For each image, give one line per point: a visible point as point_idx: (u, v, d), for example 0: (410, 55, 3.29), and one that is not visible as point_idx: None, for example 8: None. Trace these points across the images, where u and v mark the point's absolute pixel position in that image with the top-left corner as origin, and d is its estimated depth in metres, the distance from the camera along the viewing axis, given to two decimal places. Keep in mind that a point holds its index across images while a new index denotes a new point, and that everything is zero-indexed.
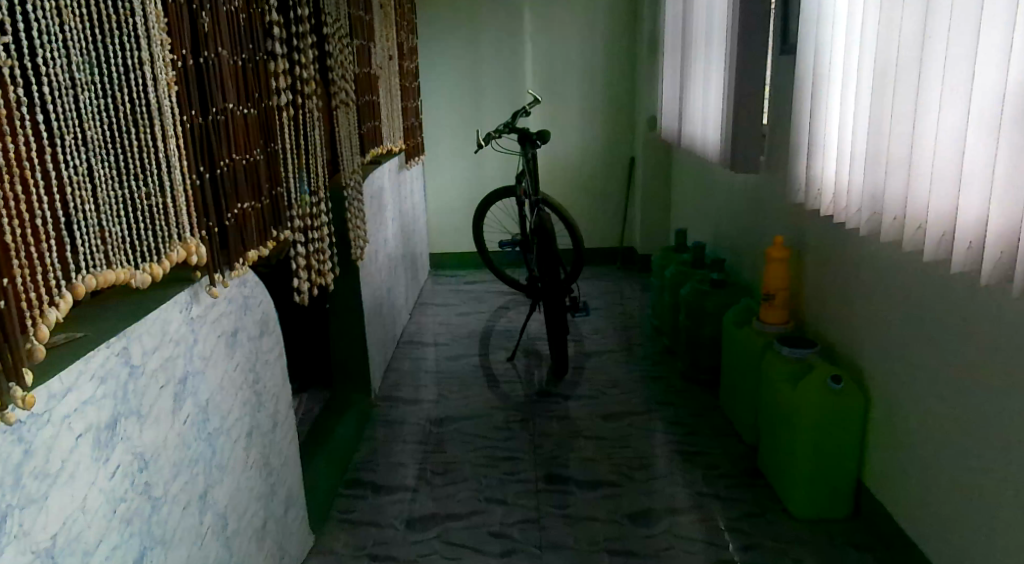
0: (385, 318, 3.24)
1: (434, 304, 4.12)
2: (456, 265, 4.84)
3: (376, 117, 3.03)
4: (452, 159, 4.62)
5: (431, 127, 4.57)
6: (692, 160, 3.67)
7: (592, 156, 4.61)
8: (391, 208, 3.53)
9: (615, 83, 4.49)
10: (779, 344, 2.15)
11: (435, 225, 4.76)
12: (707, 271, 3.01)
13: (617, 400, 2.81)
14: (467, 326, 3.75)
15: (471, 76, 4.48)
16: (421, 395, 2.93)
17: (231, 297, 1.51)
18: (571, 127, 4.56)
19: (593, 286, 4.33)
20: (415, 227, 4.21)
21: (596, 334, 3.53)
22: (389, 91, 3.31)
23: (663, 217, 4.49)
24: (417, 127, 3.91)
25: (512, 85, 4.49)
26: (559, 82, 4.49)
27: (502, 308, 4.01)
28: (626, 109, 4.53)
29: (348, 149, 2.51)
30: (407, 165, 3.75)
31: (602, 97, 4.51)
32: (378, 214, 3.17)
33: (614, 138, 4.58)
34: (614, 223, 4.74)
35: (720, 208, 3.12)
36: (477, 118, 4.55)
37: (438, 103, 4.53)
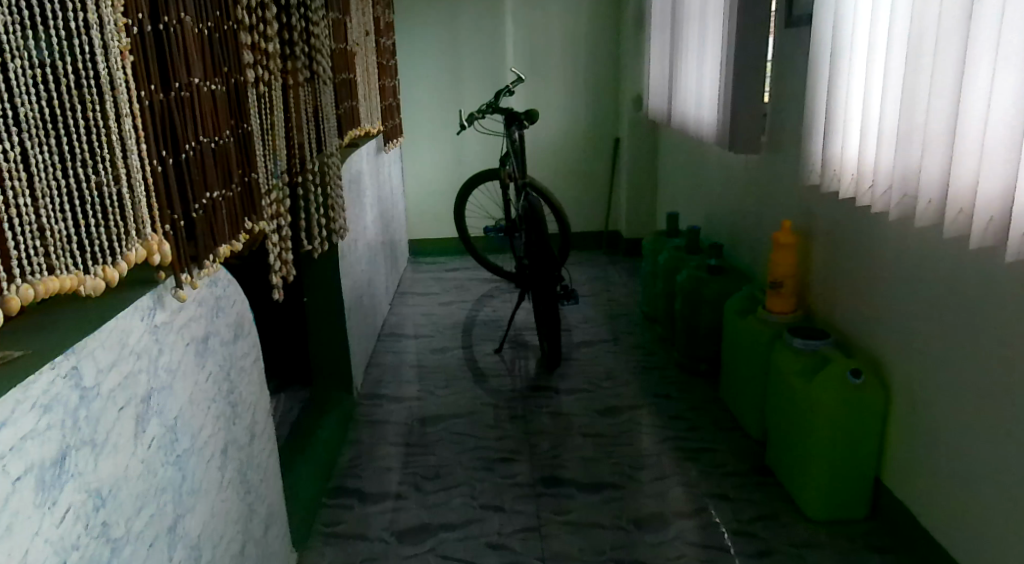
0: (367, 309, 3.08)
1: (415, 293, 3.96)
2: (437, 252, 4.68)
3: (353, 96, 2.84)
4: (430, 142, 4.44)
5: (407, 109, 4.38)
6: (683, 140, 3.53)
7: (576, 138, 4.46)
8: (370, 193, 3.35)
9: (599, 62, 4.33)
10: (790, 335, 2.01)
11: (413, 211, 4.59)
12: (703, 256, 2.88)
13: (613, 394, 2.68)
14: (450, 317, 3.59)
15: (449, 56, 4.29)
16: (406, 393, 2.78)
17: (202, 299, 1.34)
18: (554, 107, 4.40)
19: (579, 272, 4.19)
20: (393, 213, 4.04)
21: (585, 323, 3.39)
22: (366, 70, 3.13)
23: (650, 200, 4.37)
24: (394, 108, 3.74)
25: (492, 64, 4.31)
26: (541, 60, 4.31)
27: (486, 296, 3.85)
28: (611, 89, 4.38)
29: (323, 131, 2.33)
30: (386, 148, 3.55)
31: (587, 77, 4.35)
32: (357, 200, 2.99)
33: (599, 118, 4.43)
34: (599, 206, 4.60)
35: (715, 191, 2.99)
36: (455, 99, 4.36)
37: (414, 84, 4.34)
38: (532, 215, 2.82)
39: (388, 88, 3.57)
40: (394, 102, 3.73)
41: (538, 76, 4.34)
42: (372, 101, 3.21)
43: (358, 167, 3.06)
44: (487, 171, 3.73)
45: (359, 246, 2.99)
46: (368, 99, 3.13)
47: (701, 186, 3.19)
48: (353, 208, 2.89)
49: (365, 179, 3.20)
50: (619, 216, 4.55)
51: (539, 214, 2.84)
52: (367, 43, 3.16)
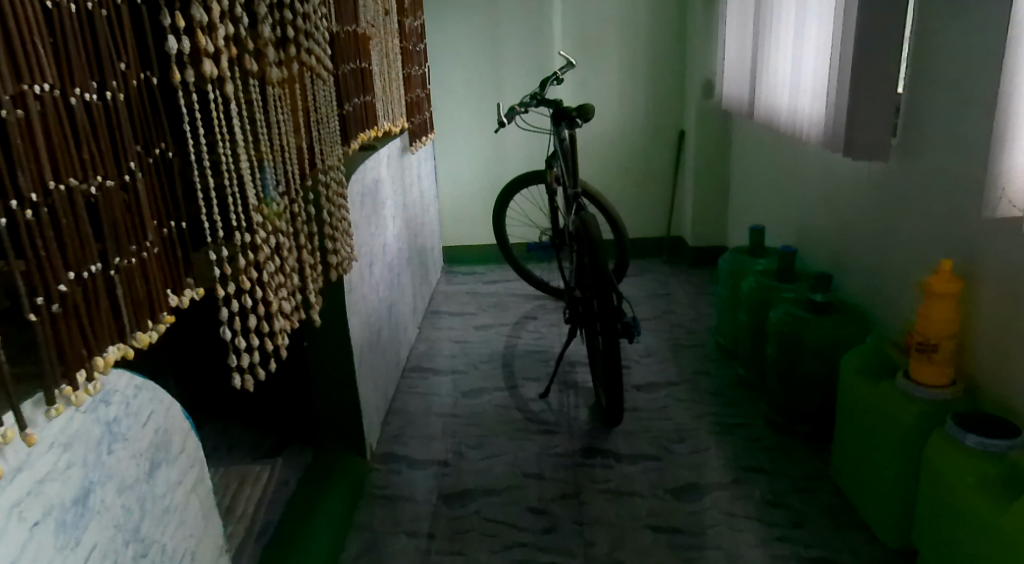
0: (386, 344, 2.59)
1: (448, 312, 3.46)
2: (474, 260, 4.18)
3: (365, 89, 2.34)
4: (466, 137, 3.92)
5: (440, 98, 3.87)
6: (767, 136, 2.94)
7: (634, 130, 3.89)
8: (392, 203, 2.84)
9: (662, 42, 3.74)
10: (960, 433, 1.48)
11: (447, 214, 4.09)
12: (800, 289, 2.32)
13: (687, 463, 2.15)
14: (488, 344, 3.09)
15: (488, 39, 3.75)
16: (432, 454, 2.29)
17: (69, 437, 0.83)
18: (609, 95, 3.83)
19: (637, 286, 3.64)
20: (423, 220, 3.54)
21: (648, 356, 2.86)
22: (382, 57, 2.63)
23: (721, 202, 3.79)
24: (423, 100, 3.25)
25: (537, 46, 3.76)
26: (594, 41, 3.75)
27: (530, 318, 3.34)
28: (676, 73, 3.79)
29: (320, 136, 1.82)
30: (414, 147, 3.11)
31: (647, 60, 3.77)
32: (374, 215, 2.49)
33: (661, 107, 3.85)
34: (660, 209, 4.03)
35: (816, 202, 2.41)
36: (495, 86, 3.83)
37: (448, 70, 3.81)
38: (590, 240, 2.29)
39: (414, 79, 3.08)
40: (422, 93, 3.23)
41: (590, 60, 3.78)
42: (390, 92, 2.71)
43: (376, 173, 2.56)
44: (530, 173, 3.21)
45: (376, 269, 2.49)
46: (384, 91, 2.64)
47: (795, 194, 2.61)
48: (368, 225, 2.38)
49: (386, 186, 2.70)
50: (683, 221, 3.97)
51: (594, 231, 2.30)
52: (385, 25, 2.66)
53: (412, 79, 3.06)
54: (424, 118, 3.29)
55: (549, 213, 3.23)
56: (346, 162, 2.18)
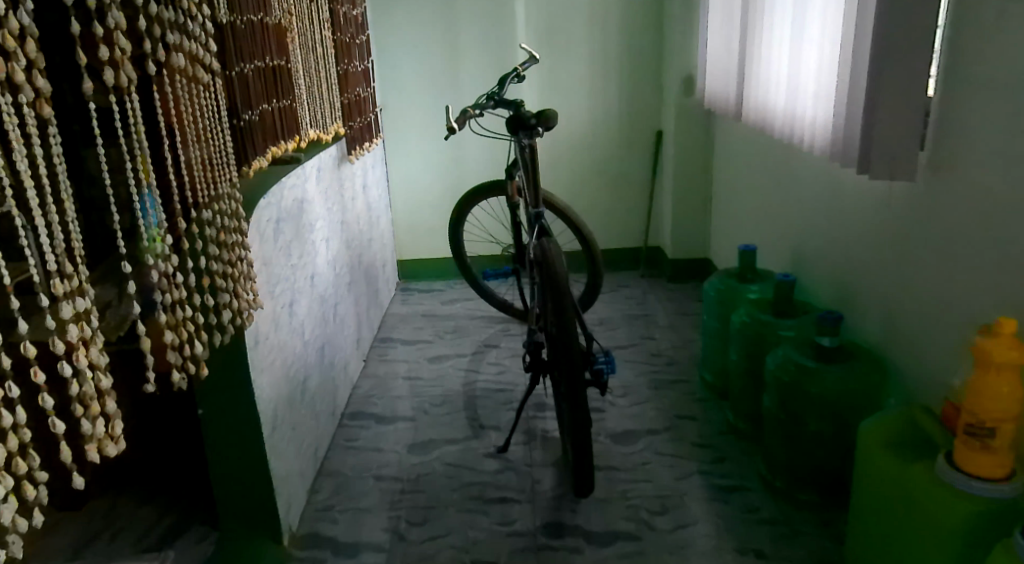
0: (316, 392, 2.20)
1: (400, 341, 3.07)
2: (433, 275, 3.80)
3: (278, 93, 1.94)
4: (420, 140, 3.53)
5: (389, 96, 3.47)
6: (757, 141, 2.57)
7: (606, 131, 3.51)
8: (326, 222, 2.44)
9: (637, 32, 3.36)
10: None
11: (402, 225, 3.70)
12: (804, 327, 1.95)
13: (670, 545, 1.78)
14: (442, 381, 2.70)
15: (442, 31, 3.36)
16: (365, 534, 1.91)
17: None
18: (578, 92, 3.45)
19: (612, 305, 3.28)
20: (370, 236, 3.15)
21: (625, 396, 2.49)
22: (305, 52, 2.23)
23: (703, 210, 3.42)
24: (365, 101, 2.85)
25: (498, 39, 3.37)
26: (561, 31, 3.36)
27: (492, 346, 2.96)
28: (652, 67, 3.41)
29: (197, 157, 1.43)
30: (352, 156, 2.69)
31: (619, 53, 3.40)
32: (297, 242, 2.09)
33: (636, 104, 3.47)
34: (636, 217, 3.66)
35: (819, 221, 2.05)
36: (450, 83, 3.44)
37: (397, 65, 3.42)
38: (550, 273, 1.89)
39: (352, 77, 2.68)
40: (364, 92, 2.83)
41: (556, 53, 3.40)
42: (317, 94, 2.31)
43: (302, 191, 2.16)
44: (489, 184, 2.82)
45: (300, 306, 2.10)
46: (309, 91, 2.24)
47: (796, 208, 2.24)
48: (287, 256, 1.99)
49: (316, 205, 2.31)
50: (662, 230, 3.60)
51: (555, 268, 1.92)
52: (310, 14, 2.26)
53: (350, 78, 2.65)
54: (368, 121, 2.89)
55: (512, 229, 2.84)
56: (251, 184, 1.78)
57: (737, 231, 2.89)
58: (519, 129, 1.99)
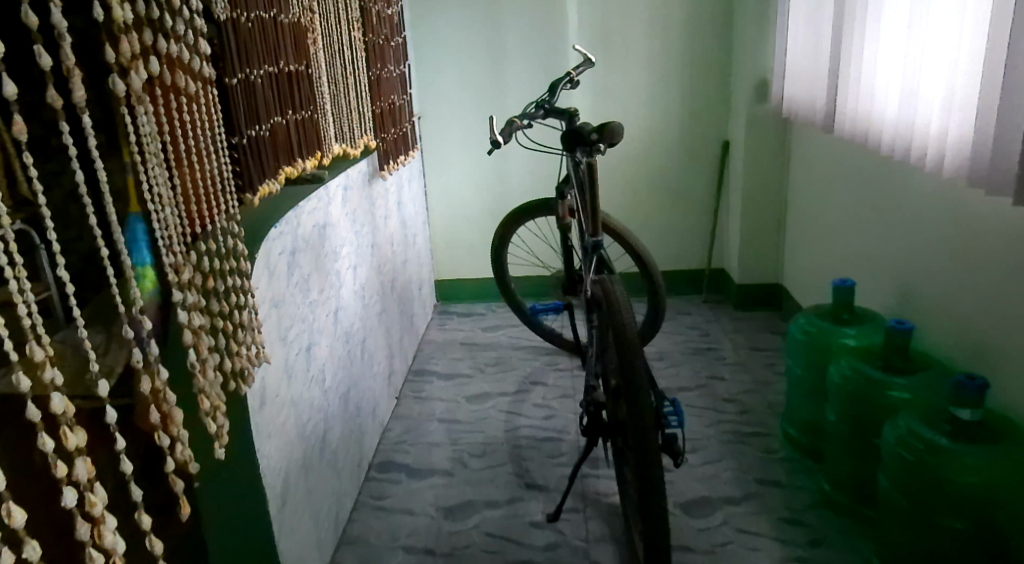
0: (339, 449, 1.91)
1: (436, 375, 2.77)
2: (473, 297, 3.50)
3: (296, 102, 1.66)
4: (461, 151, 3.24)
5: (427, 103, 3.18)
6: (851, 156, 2.21)
7: (667, 142, 3.17)
8: (354, 248, 2.15)
9: (703, 32, 3.02)
10: None
11: (441, 243, 3.41)
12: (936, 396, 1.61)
13: None
14: (483, 426, 2.40)
15: (487, 32, 3.06)
16: None
17: None
18: (635, 98, 3.12)
19: (673, 337, 2.93)
20: (404, 258, 2.86)
21: (694, 452, 2.15)
22: (330, 55, 1.94)
23: (776, 230, 3.06)
24: (400, 109, 2.55)
25: (548, 40, 3.05)
26: (617, 31, 3.04)
27: (539, 384, 2.64)
28: (720, 71, 3.07)
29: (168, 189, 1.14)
30: (382, 172, 2.39)
31: (683, 55, 3.06)
32: (319, 274, 1.81)
33: (700, 112, 3.13)
34: (699, 237, 3.31)
35: (948, 258, 1.69)
36: (494, 89, 3.14)
37: (437, 69, 3.13)
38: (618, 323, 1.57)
39: (385, 83, 2.38)
40: (399, 100, 2.53)
41: (612, 55, 3.07)
42: (343, 103, 2.02)
43: (324, 214, 1.87)
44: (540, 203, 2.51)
45: (323, 350, 1.82)
46: (333, 100, 1.95)
47: (912, 239, 1.88)
48: (306, 293, 1.70)
49: (341, 229, 2.02)
50: (727, 252, 3.25)
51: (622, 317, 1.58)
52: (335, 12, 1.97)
53: (383, 84, 2.35)
54: (404, 132, 2.59)
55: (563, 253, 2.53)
56: (260, 212, 1.50)
57: (821, 259, 2.52)
58: (577, 145, 1.65)
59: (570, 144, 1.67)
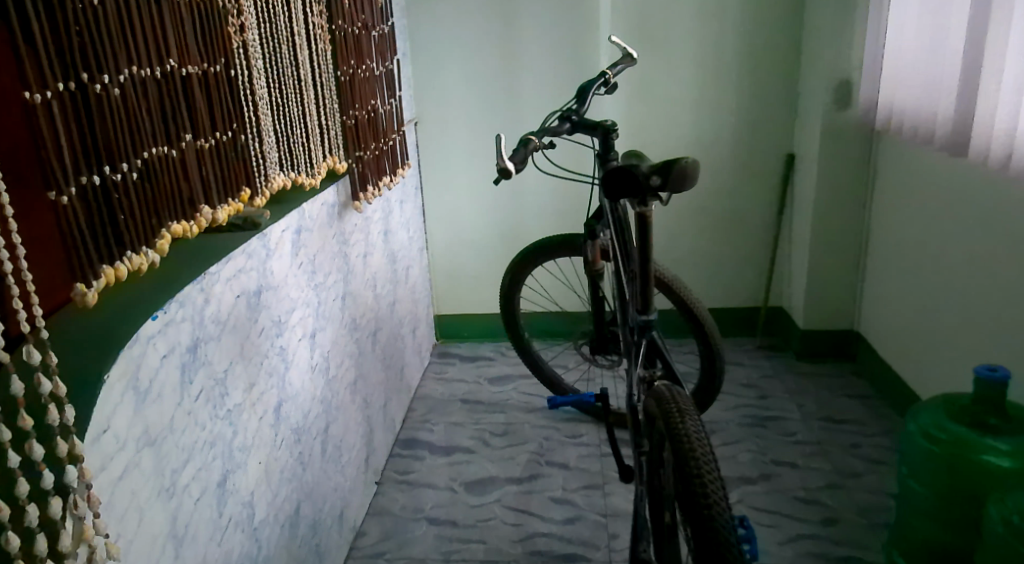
0: None
1: (430, 446, 2.24)
2: (478, 336, 2.95)
3: (199, 122, 1.11)
4: (467, 164, 2.71)
5: (426, 105, 2.65)
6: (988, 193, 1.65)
7: (716, 157, 2.62)
8: (312, 309, 1.60)
9: (765, 22, 2.47)
10: None
11: (442, 272, 2.88)
12: None
13: None
14: (485, 529, 1.86)
15: (500, 22, 2.53)
16: None
17: None
18: (678, 102, 2.58)
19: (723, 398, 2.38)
20: (392, 300, 2.32)
21: None
22: (274, 47, 1.38)
23: (852, 268, 2.47)
24: (386, 120, 2.01)
25: (573, 32, 2.52)
26: (657, 22, 2.50)
27: (556, 466, 2.09)
28: (783, 71, 2.52)
29: None
30: (359, 204, 1.85)
31: (738, 51, 2.50)
32: (245, 361, 1.27)
33: (757, 119, 2.58)
34: (751, 270, 2.74)
35: None
36: (507, 89, 2.60)
37: (438, 67, 2.60)
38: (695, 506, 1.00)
39: (362, 89, 1.82)
40: (383, 107, 1.99)
41: (651, 50, 2.53)
42: (294, 115, 1.46)
43: (258, 275, 1.32)
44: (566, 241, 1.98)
45: (251, 469, 1.28)
46: (278, 112, 1.40)
47: None
48: (218, 397, 1.17)
49: (290, 289, 1.47)
50: (789, 290, 2.68)
51: (702, 492, 1.01)
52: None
53: (358, 89, 1.79)
54: (389, 149, 2.04)
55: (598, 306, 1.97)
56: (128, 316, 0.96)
57: (929, 315, 1.96)
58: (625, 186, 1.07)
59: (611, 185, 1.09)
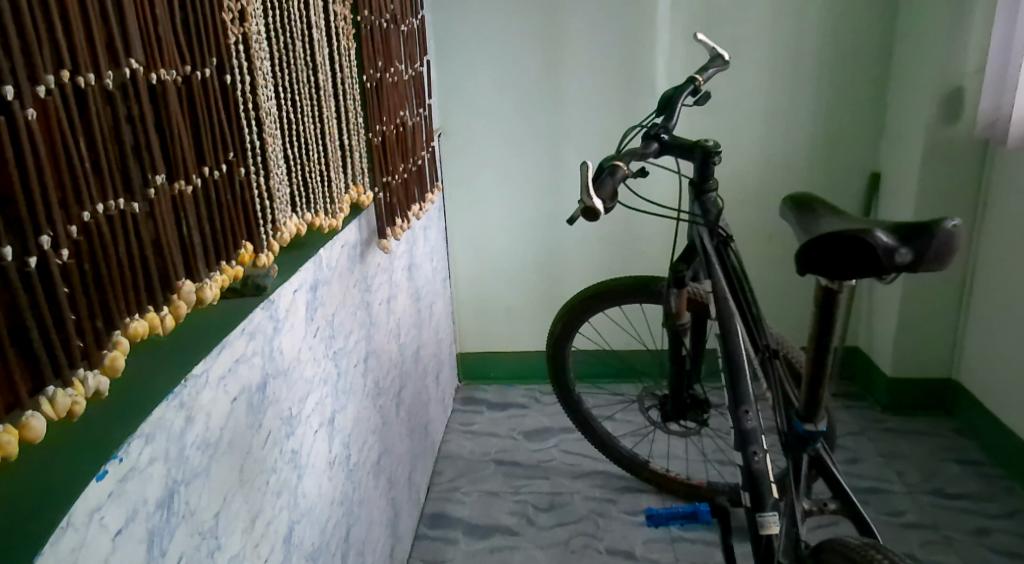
0: None
1: (466, 524, 1.88)
2: (506, 377, 2.59)
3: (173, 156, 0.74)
4: (500, 184, 2.35)
5: (453, 113, 2.29)
6: None
7: (790, 177, 2.28)
8: (332, 387, 1.24)
9: (852, 19, 2.12)
10: None
11: (467, 302, 2.52)
12: None
13: None
14: None
15: (542, 22, 2.18)
16: None
17: None
18: (747, 112, 2.22)
19: None
20: (417, 347, 1.95)
21: None
22: (281, 46, 1.01)
23: (953, 306, 2.17)
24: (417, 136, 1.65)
25: (628, 32, 2.17)
26: (725, 22, 2.14)
27: (622, 558, 1.75)
28: (870, 79, 2.17)
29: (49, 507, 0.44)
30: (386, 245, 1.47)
31: (817, 55, 2.15)
32: (249, 488, 0.90)
33: (838, 132, 2.22)
34: (823, 302, 2.41)
35: None
36: (549, 95, 2.25)
37: (468, 73, 2.24)
38: None
39: (390, 99, 1.46)
40: (412, 119, 1.62)
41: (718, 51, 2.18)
42: (309, 137, 1.09)
43: (264, 360, 0.96)
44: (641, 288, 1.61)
45: None
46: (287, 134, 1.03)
47: None
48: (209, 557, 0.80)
49: (305, 369, 1.11)
50: (873, 330, 2.35)
51: None
52: None
53: (385, 99, 1.42)
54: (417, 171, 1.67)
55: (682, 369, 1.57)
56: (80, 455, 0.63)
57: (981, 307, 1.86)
58: (844, 257, 0.96)
59: (818, 254, 0.98)
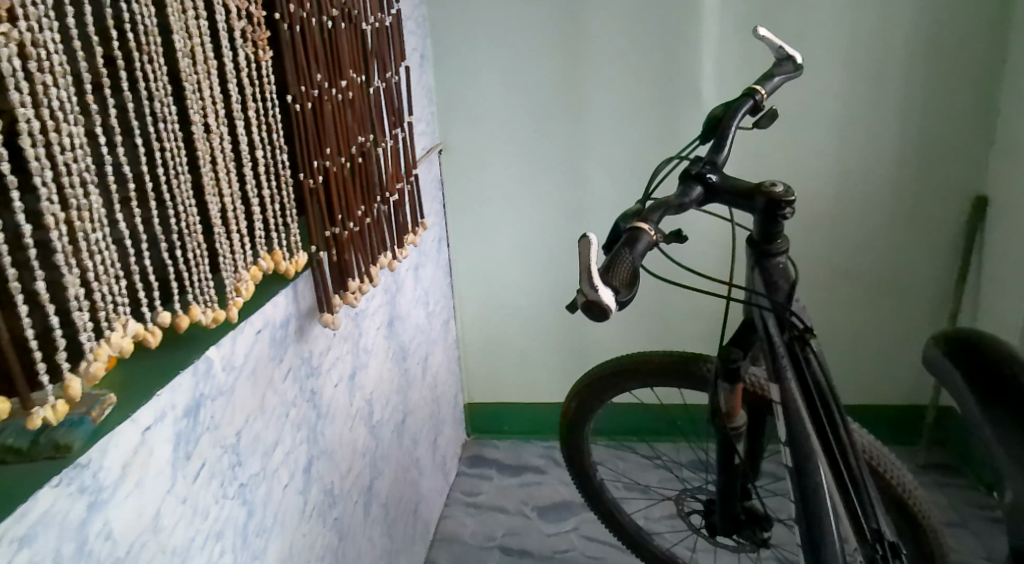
0: None
1: None
2: (522, 432, 2.24)
3: None
4: (510, 210, 1.99)
5: (456, 125, 1.93)
6: None
7: (866, 202, 1.85)
8: (233, 539, 0.88)
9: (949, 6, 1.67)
10: None
11: (477, 343, 2.17)
12: None
13: None
14: None
15: (556, 16, 1.80)
16: None
17: None
18: (813, 123, 1.80)
19: None
20: (400, 418, 1.60)
21: None
22: (85, 57, 0.66)
23: None
24: (387, 165, 1.29)
25: (663, 27, 1.77)
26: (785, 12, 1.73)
27: None
28: (972, 82, 1.72)
29: None
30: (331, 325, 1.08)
31: (901, 52, 1.72)
32: None
33: (930, 147, 1.78)
34: (906, 352, 1.98)
35: None
36: (567, 104, 1.87)
37: (469, 79, 1.88)
38: None
39: (338, 123, 1.09)
40: (378, 144, 1.25)
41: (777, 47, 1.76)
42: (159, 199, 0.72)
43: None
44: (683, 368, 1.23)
45: None
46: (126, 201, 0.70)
47: None
48: None
49: (168, 539, 0.75)
50: None
51: None
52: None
53: (328, 124, 1.05)
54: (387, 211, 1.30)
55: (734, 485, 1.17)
56: None
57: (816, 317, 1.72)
58: None
59: None
